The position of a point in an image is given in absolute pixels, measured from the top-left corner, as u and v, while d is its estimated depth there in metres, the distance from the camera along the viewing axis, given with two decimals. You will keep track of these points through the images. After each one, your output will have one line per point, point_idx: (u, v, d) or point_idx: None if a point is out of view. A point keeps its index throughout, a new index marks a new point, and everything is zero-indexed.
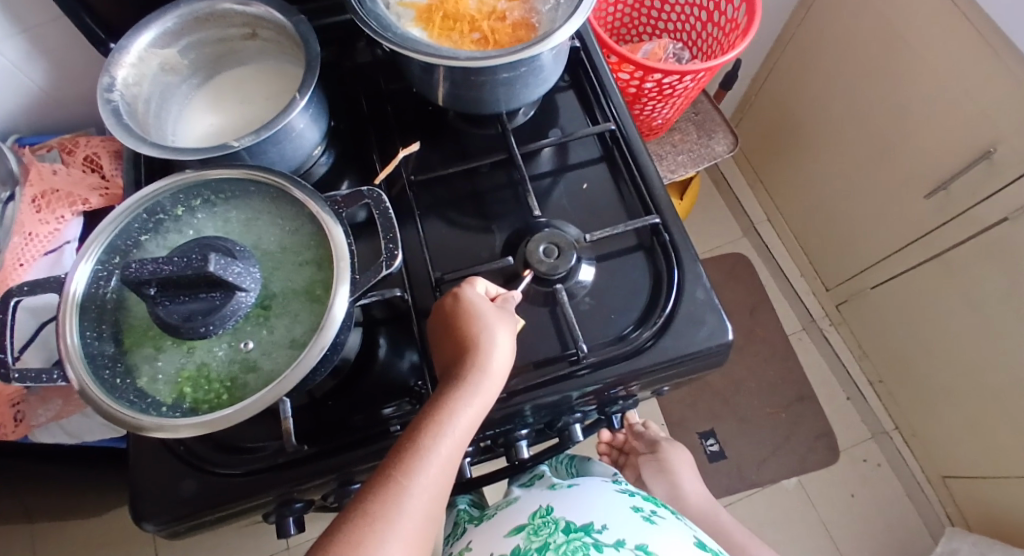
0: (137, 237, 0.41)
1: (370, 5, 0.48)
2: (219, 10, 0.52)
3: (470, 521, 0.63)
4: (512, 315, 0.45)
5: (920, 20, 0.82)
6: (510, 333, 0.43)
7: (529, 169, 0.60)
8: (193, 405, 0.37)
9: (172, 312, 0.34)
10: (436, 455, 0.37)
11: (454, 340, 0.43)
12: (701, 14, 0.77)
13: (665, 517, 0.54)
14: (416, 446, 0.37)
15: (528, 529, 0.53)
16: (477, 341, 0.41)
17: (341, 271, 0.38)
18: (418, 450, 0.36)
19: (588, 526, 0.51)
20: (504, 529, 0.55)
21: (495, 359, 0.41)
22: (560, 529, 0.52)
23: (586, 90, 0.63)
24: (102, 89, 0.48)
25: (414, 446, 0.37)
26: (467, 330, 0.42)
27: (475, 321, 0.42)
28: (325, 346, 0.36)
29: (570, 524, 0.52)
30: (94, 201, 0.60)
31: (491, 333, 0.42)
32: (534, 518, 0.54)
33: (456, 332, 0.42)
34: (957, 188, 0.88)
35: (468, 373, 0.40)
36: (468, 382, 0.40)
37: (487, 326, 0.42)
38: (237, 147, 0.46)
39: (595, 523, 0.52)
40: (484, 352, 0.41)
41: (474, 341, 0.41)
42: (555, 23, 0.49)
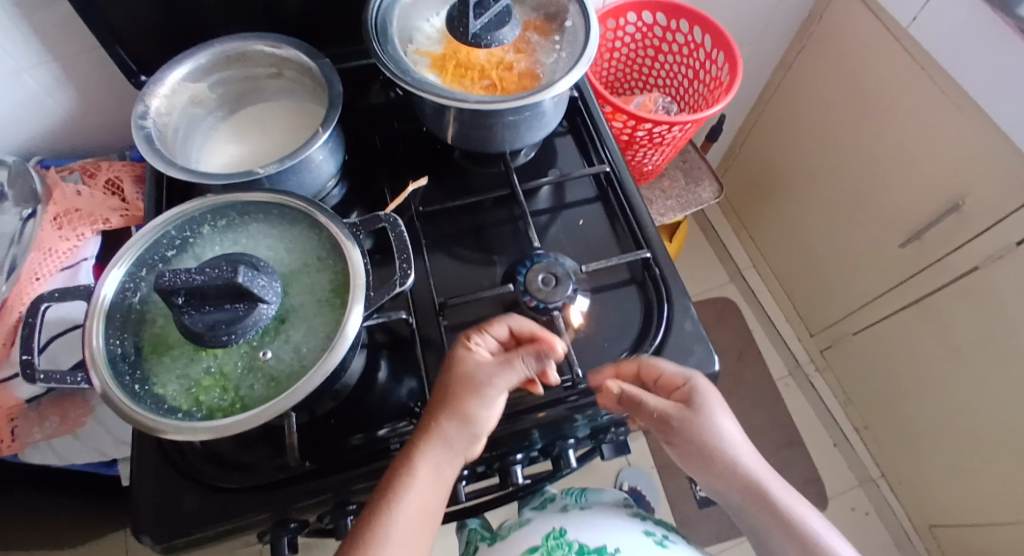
0: (164, 253, 0.43)
1: (390, 51, 0.53)
2: (250, 51, 0.57)
3: (483, 541, 0.64)
4: (513, 370, 0.44)
5: (892, 80, 0.89)
6: (487, 396, 0.43)
7: (529, 206, 0.64)
8: (207, 411, 0.38)
9: (197, 321, 0.37)
10: (386, 543, 0.40)
11: (434, 403, 0.44)
12: (688, 72, 0.83)
13: (676, 542, 0.56)
14: (366, 535, 0.40)
15: (542, 550, 0.54)
16: (455, 400, 0.43)
17: (357, 288, 0.41)
18: (368, 538, 0.40)
19: (601, 548, 0.52)
20: (517, 550, 0.56)
21: (462, 430, 0.42)
22: (573, 551, 0.53)
23: (584, 136, 0.68)
24: (136, 117, 0.51)
25: (365, 533, 0.40)
26: (451, 388, 0.44)
27: (452, 389, 0.44)
28: (336, 361, 0.38)
29: (583, 546, 0.53)
30: (114, 221, 0.62)
31: (465, 401, 0.43)
32: (548, 540, 0.55)
33: (438, 396, 0.44)
34: (931, 237, 0.92)
35: (430, 446, 0.42)
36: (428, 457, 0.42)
37: (465, 388, 0.43)
38: (261, 174, 0.49)
39: (609, 545, 0.53)
40: (451, 423, 0.42)
41: (444, 410, 0.43)
42: (558, 74, 0.54)
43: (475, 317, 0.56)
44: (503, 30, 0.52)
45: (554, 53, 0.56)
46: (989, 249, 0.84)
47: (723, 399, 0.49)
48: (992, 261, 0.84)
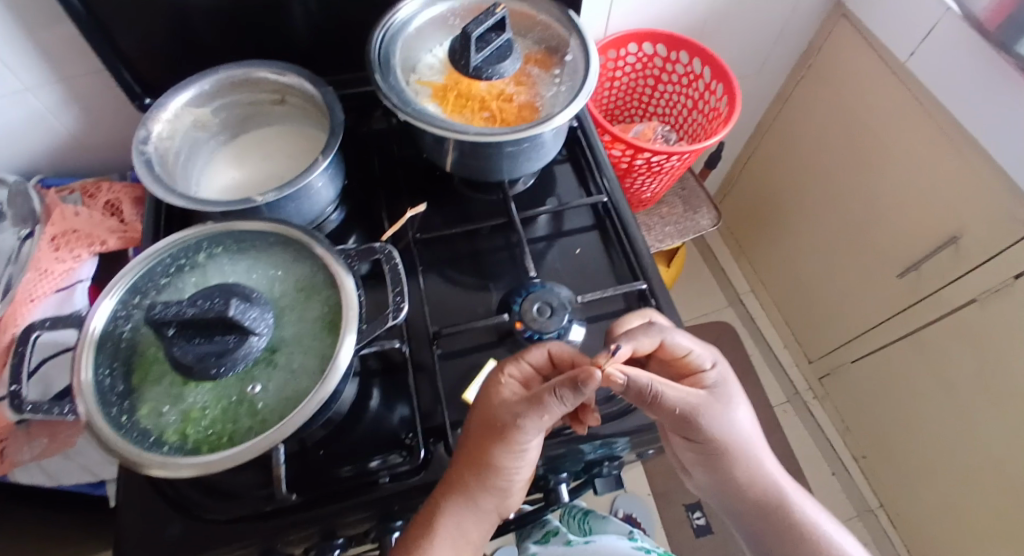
0: (158, 280, 0.43)
1: (392, 81, 0.54)
2: (254, 77, 0.57)
3: None
4: (543, 408, 0.42)
5: (888, 113, 0.89)
6: (510, 442, 0.43)
7: (527, 233, 0.64)
8: (194, 443, 0.38)
9: (187, 352, 0.37)
10: None
11: (461, 448, 0.45)
12: (687, 101, 0.84)
13: None
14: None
15: None
16: (474, 449, 0.44)
17: (350, 319, 0.41)
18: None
19: None
20: None
21: (483, 481, 0.44)
22: None
23: (582, 165, 0.69)
24: (138, 141, 0.51)
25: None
26: (475, 435, 0.44)
27: (477, 434, 0.44)
28: (328, 393, 0.38)
29: None
30: (111, 242, 0.62)
31: (485, 451, 0.43)
32: None
33: (465, 439, 0.46)
34: (928, 268, 0.92)
35: (453, 497, 0.44)
36: (451, 507, 0.44)
37: (486, 435, 0.44)
38: (259, 202, 0.50)
39: None
40: (471, 474, 0.44)
41: (466, 458, 0.44)
42: (557, 108, 0.55)
43: (470, 346, 0.56)
44: (503, 64, 0.54)
45: (554, 86, 0.57)
46: (987, 283, 0.83)
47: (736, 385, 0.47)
48: (989, 294, 0.84)
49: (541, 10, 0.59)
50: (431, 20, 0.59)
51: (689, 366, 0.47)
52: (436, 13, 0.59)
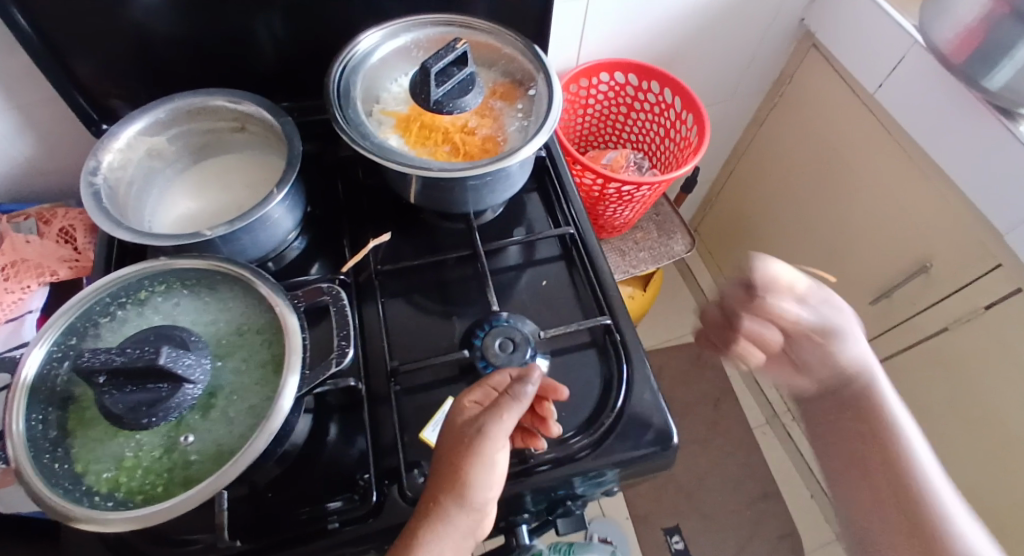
0: (97, 319, 0.42)
1: (351, 113, 0.53)
2: (211, 105, 0.56)
3: None
4: (504, 409, 0.45)
5: (859, 140, 0.90)
6: (490, 450, 0.44)
7: (495, 263, 0.63)
8: (125, 495, 0.37)
9: (118, 402, 0.36)
10: None
11: (435, 467, 0.45)
12: (659, 130, 0.84)
13: None
14: None
15: None
16: (450, 463, 0.44)
17: (293, 361, 0.39)
18: None
19: None
20: None
21: (465, 493, 0.43)
22: None
23: (551, 196, 0.68)
24: (87, 172, 0.50)
25: None
26: (449, 452, 0.45)
27: (451, 450, 0.45)
28: (268, 437, 0.37)
29: None
30: (62, 273, 0.59)
31: (463, 462, 0.44)
32: None
33: (438, 459, 0.46)
34: (899, 296, 0.92)
35: (434, 512, 0.43)
36: (432, 522, 0.43)
37: (462, 447, 0.44)
38: (209, 236, 0.48)
39: None
40: (450, 489, 0.43)
41: (442, 475, 0.44)
42: (520, 142, 0.54)
43: (429, 383, 0.54)
44: (466, 97, 0.52)
45: (517, 120, 0.56)
46: (956, 311, 0.83)
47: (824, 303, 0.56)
48: (959, 324, 0.84)
49: (506, 42, 0.59)
50: (394, 49, 0.58)
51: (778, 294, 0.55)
52: (398, 43, 0.58)
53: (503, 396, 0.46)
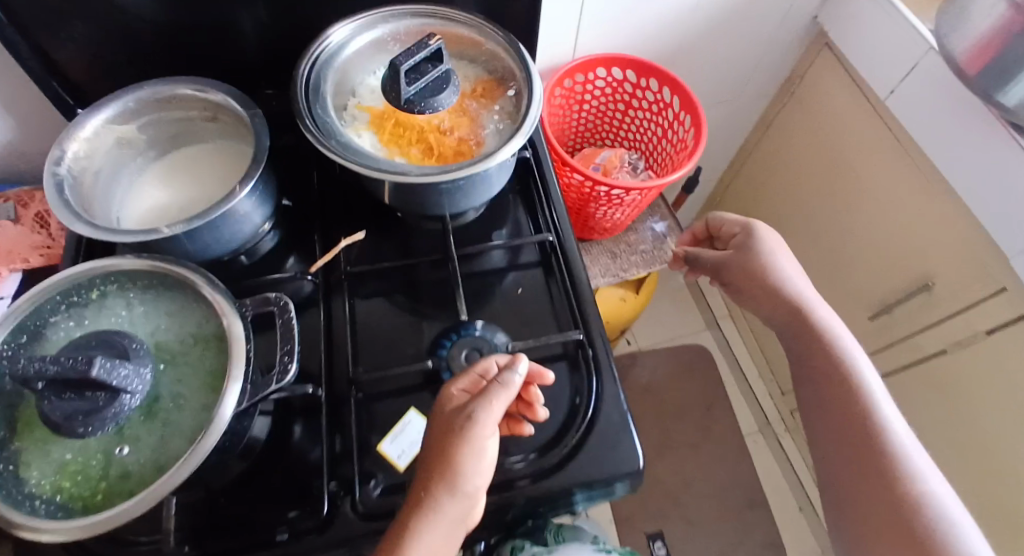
0: (47, 318, 0.41)
1: (319, 110, 0.51)
2: (181, 95, 0.55)
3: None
4: (492, 397, 0.45)
5: (868, 148, 0.86)
6: (482, 434, 0.44)
7: (471, 268, 0.61)
8: (66, 500, 0.37)
9: (56, 410, 0.35)
10: None
11: (427, 454, 0.44)
12: (657, 130, 0.81)
13: None
14: None
15: None
16: (442, 447, 0.43)
17: (235, 370, 0.39)
18: None
19: None
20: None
21: (460, 478, 0.43)
22: None
23: (533, 200, 0.66)
24: (51, 161, 0.49)
25: None
26: (439, 439, 0.44)
27: (444, 433, 0.44)
28: (206, 449, 0.36)
29: None
30: (33, 260, 0.59)
31: (456, 446, 0.43)
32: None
33: (430, 445, 0.45)
34: (900, 313, 0.89)
35: (427, 498, 0.42)
36: (426, 507, 0.42)
37: (455, 430, 0.43)
38: (166, 234, 0.47)
39: None
40: (443, 474, 0.42)
41: (435, 460, 0.43)
42: (496, 146, 0.52)
43: (392, 390, 0.53)
44: (439, 96, 0.50)
45: (494, 122, 0.54)
46: (957, 334, 0.80)
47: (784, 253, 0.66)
48: (958, 346, 0.81)
49: (488, 37, 0.56)
50: (371, 41, 0.56)
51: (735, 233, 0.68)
52: (374, 36, 0.56)
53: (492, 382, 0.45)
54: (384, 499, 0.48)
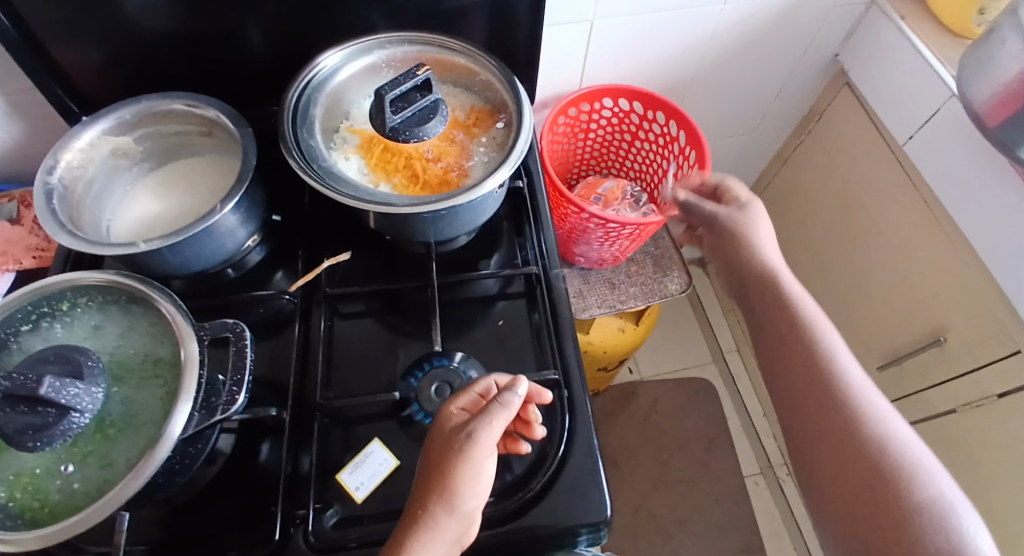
0: (17, 327, 0.42)
1: (304, 134, 0.52)
2: (176, 109, 0.56)
3: None
4: (493, 416, 0.43)
5: (884, 192, 0.83)
6: (483, 453, 0.42)
7: (453, 295, 0.60)
8: (17, 511, 0.36)
9: (7, 422, 0.35)
10: None
11: (424, 472, 0.43)
12: (662, 163, 0.79)
13: None
14: None
15: None
16: (441, 467, 0.41)
17: (187, 389, 0.38)
18: None
19: None
20: None
21: (461, 497, 0.41)
22: None
23: (524, 228, 0.65)
24: (44, 170, 0.50)
25: None
26: (436, 458, 0.42)
27: (444, 452, 0.42)
28: (153, 469, 0.35)
29: None
30: (26, 262, 0.60)
31: (457, 464, 0.41)
32: None
33: (427, 462, 0.43)
34: (910, 365, 0.85)
35: (426, 517, 0.41)
36: (425, 526, 0.40)
37: (456, 449, 0.42)
38: (142, 248, 0.47)
39: None
40: (445, 492, 0.41)
41: (433, 478, 0.41)
42: (481, 176, 0.51)
43: (359, 417, 0.52)
44: (425, 126, 0.49)
45: (480, 154, 0.53)
46: (968, 395, 0.76)
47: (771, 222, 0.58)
48: (969, 408, 0.76)
49: (481, 66, 0.56)
50: (364, 67, 0.57)
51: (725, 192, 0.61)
52: (367, 62, 0.57)
53: (493, 402, 0.44)
54: (338, 530, 0.47)
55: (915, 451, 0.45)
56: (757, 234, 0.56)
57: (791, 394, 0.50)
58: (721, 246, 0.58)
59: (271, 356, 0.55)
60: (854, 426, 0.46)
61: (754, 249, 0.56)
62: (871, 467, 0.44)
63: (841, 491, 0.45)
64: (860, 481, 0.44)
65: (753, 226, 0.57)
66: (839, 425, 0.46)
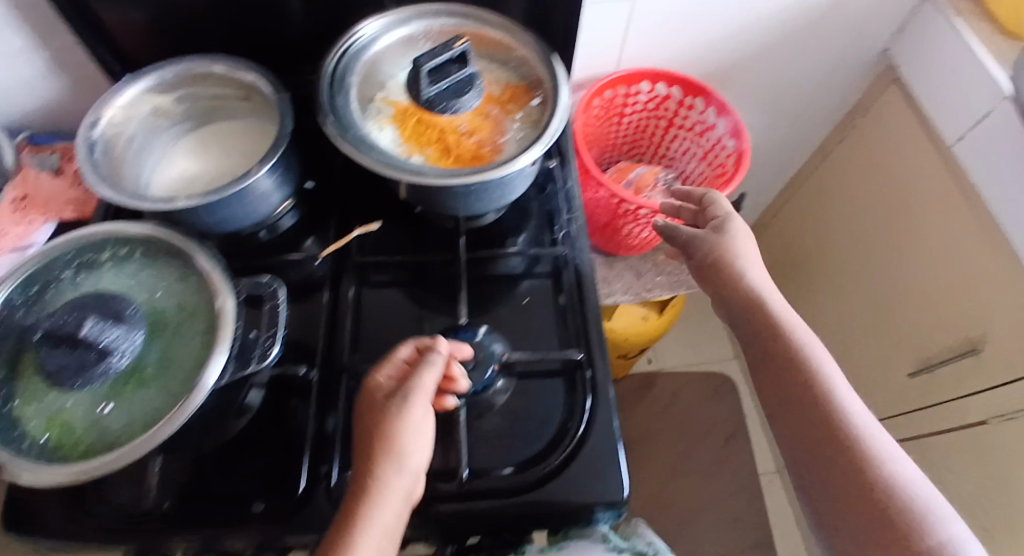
0: (60, 273, 0.43)
1: (340, 101, 0.52)
2: (215, 72, 0.56)
3: None
4: (424, 378, 0.44)
5: (927, 194, 0.80)
6: (417, 413, 0.43)
7: (481, 271, 0.60)
8: (53, 447, 0.37)
9: (49, 360, 0.36)
10: None
11: (365, 443, 0.43)
12: (698, 151, 0.79)
13: None
14: None
15: None
16: (382, 434, 0.42)
17: (224, 339, 0.39)
18: None
19: None
20: None
21: (404, 459, 0.42)
22: None
23: (555, 208, 0.65)
24: (87, 125, 0.51)
25: None
26: (375, 426, 0.43)
27: (383, 420, 0.42)
28: (189, 414, 0.36)
29: None
30: (65, 213, 0.62)
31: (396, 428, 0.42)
32: None
33: (366, 433, 0.43)
34: (943, 373, 0.83)
35: (372, 484, 0.41)
36: (374, 493, 0.40)
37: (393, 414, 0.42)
38: (181, 205, 0.48)
39: None
40: (390, 457, 0.41)
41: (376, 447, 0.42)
42: (515, 152, 0.51)
43: None
44: (462, 99, 0.51)
45: (513, 130, 0.53)
46: (1002, 405, 0.73)
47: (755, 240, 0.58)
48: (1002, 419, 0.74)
49: (520, 41, 0.55)
50: (401, 38, 0.57)
51: (712, 212, 0.59)
52: (403, 33, 0.57)
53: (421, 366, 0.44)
54: None
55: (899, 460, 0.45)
56: (741, 259, 0.55)
57: (778, 405, 0.50)
58: (705, 272, 0.57)
59: (301, 319, 0.56)
60: (836, 438, 0.46)
61: (736, 274, 0.55)
62: (856, 477, 0.45)
63: (834, 517, 0.45)
64: (845, 492, 0.45)
65: (738, 249, 0.56)
66: (822, 436, 0.47)
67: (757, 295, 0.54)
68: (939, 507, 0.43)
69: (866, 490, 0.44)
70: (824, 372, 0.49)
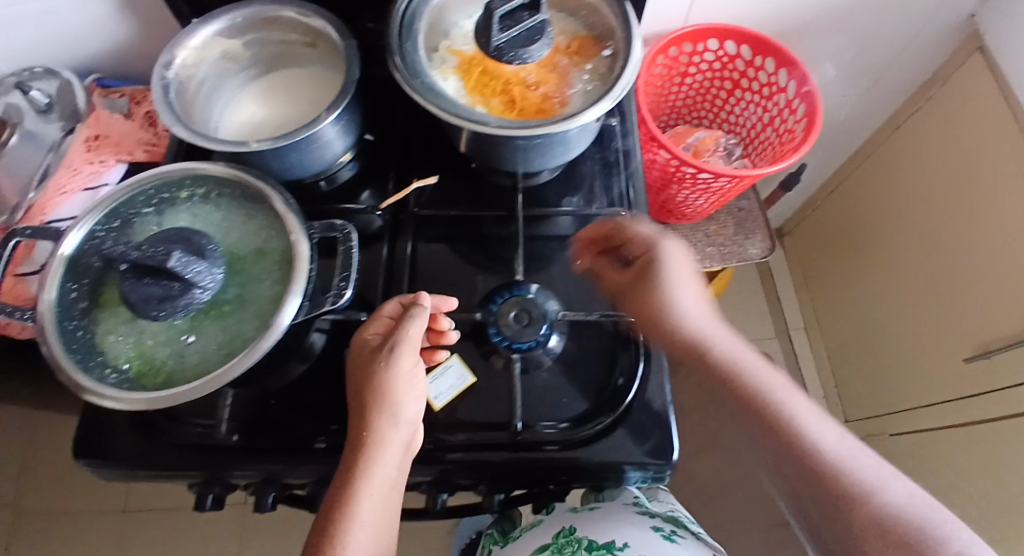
0: (140, 208, 0.45)
1: (408, 47, 0.51)
2: (284, 16, 0.56)
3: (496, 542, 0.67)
4: (407, 332, 0.44)
5: (1005, 172, 0.76)
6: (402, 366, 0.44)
7: (536, 230, 0.60)
8: (135, 374, 0.39)
9: (134, 291, 0.38)
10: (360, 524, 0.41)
11: (357, 404, 0.44)
12: (763, 115, 0.77)
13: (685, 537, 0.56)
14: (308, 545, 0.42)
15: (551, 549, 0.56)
16: (373, 392, 0.43)
17: (298, 280, 0.40)
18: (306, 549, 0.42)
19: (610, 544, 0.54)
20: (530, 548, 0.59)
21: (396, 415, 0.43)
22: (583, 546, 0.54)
23: (613, 165, 0.63)
24: (161, 65, 0.52)
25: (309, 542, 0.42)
26: (363, 384, 0.44)
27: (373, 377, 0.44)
28: (265, 351, 0.38)
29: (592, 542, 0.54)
30: (137, 154, 0.66)
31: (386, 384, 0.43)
32: (558, 538, 0.57)
33: (359, 391, 0.44)
34: (1000, 360, 0.79)
35: (363, 448, 0.42)
36: (365, 456, 0.42)
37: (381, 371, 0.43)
38: (252, 148, 0.48)
39: (618, 540, 0.53)
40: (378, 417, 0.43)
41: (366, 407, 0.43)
42: (580, 107, 0.49)
43: None
44: (530, 48, 0.48)
45: (581, 83, 0.52)
46: None
47: (688, 263, 0.54)
48: None
49: None
50: None
51: (640, 247, 0.55)
52: None
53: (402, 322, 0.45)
54: None
55: (880, 479, 0.42)
56: (676, 299, 0.52)
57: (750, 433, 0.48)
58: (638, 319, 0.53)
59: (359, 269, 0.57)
60: (809, 464, 0.44)
61: (670, 318, 0.51)
62: (838, 508, 0.42)
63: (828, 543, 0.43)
64: (830, 522, 0.42)
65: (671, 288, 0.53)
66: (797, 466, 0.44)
67: (694, 339, 0.51)
68: (940, 520, 0.40)
69: (855, 530, 0.41)
70: (784, 404, 0.47)
